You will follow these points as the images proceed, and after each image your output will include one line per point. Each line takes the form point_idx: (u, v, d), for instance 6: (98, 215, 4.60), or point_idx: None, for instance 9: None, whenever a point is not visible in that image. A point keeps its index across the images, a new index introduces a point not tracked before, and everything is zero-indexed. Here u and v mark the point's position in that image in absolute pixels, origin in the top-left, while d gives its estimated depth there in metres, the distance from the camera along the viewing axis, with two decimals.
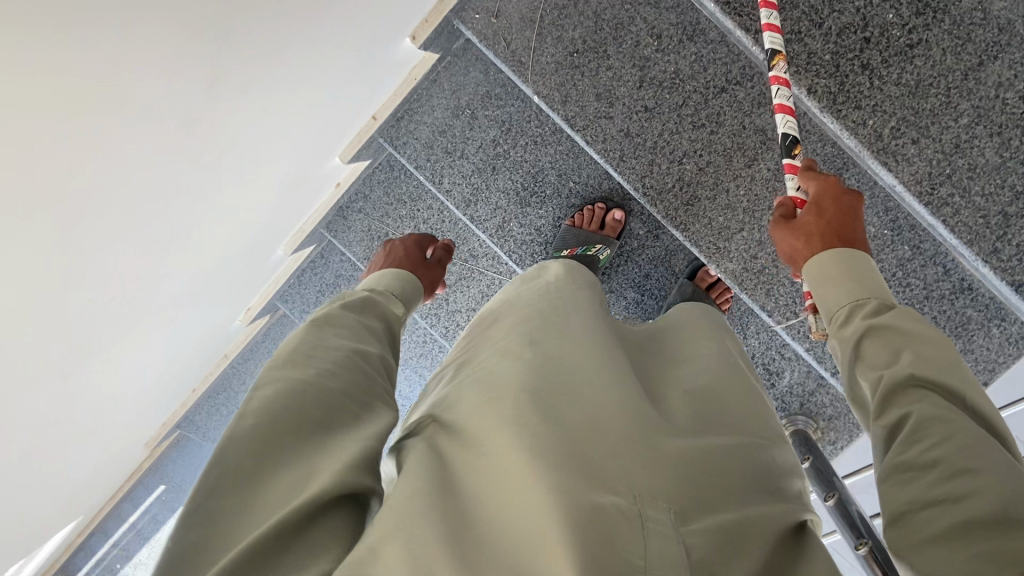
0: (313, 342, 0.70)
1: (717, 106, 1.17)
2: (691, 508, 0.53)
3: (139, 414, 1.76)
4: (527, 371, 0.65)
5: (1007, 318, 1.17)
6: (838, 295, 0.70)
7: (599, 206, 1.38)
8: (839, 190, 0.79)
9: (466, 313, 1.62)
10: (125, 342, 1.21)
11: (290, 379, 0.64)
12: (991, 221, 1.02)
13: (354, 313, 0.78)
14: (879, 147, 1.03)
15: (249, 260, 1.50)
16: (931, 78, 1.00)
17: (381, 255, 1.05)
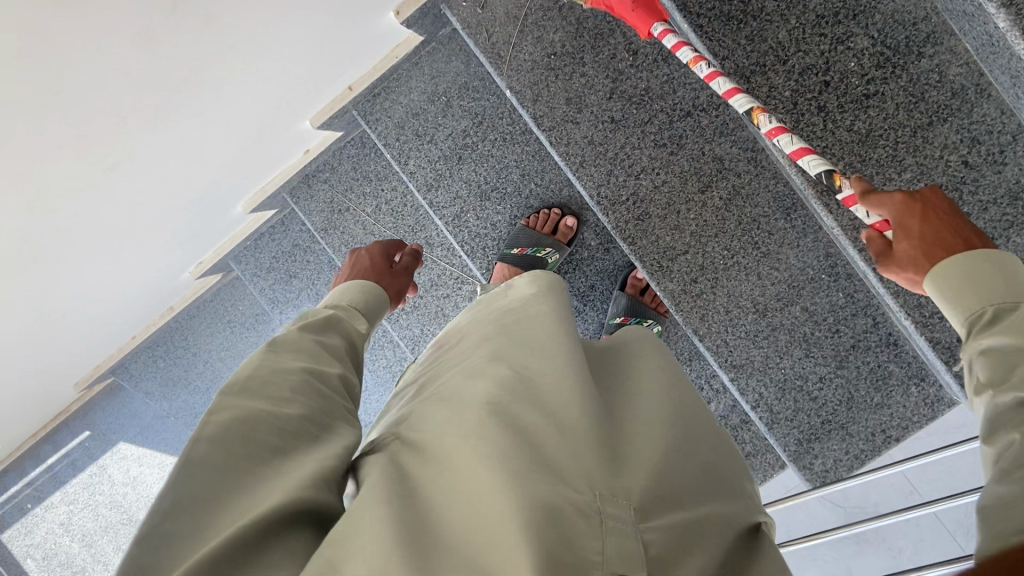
0: (269, 368, 0.66)
1: (681, 128, 1.21)
2: (649, 505, 0.53)
3: (72, 349, 1.75)
4: (483, 377, 0.64)
5: (926, 379, 1.20)
6: (967, 301, 0.67)
7: (555, 210, 1.40)
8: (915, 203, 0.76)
9: (411, 300, 1.61)
10: (67, 261, 1.22)
11: (243, 406, 0.60)
12: None
13: (311, 336, 0.74)
14: (824, 188, 1.07)
15: (207, 210, 1.51)
16: (882, 129, 1.04)
17: (347, 266, 1.02)
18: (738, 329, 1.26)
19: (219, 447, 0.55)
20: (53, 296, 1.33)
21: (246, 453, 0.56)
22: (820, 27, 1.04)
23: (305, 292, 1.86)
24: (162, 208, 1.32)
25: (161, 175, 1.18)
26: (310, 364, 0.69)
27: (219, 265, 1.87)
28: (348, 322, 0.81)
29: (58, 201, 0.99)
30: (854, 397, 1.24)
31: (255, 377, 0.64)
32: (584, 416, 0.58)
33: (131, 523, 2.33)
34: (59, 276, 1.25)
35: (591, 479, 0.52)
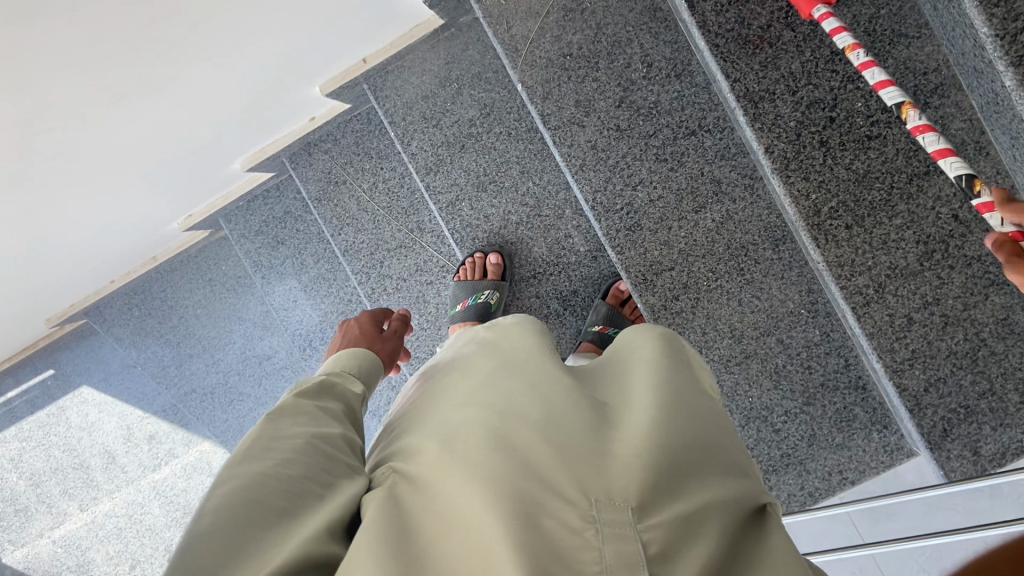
0: (269, 434, 0.64)
1: (683, 146, 1.23)
2: (649, 496, 0.53)
3: (47, 281, 1.74)
4: (472, 405, 0.65)
5: (889, 427, 1.21)
6: None
7: (479, 255, 1.43)
8: None
9: (394, 280, 1.60)
10: (56, 186, 1.22)
11: (244, 472, 0.59)
12: (895, 321, 1.07)
13: (311, 397, 0.72)
14: (814, 222, 1.07)
15: (204, 161, 1.51)
16: (879, 172, 1.05)
17: (336, 337, 0.97)
18: (712, 352, 1.27)
19: (223, 513, 0.55)
20: (37, 221, 1.33)
21: (246, 526, 0.54)
22: (832, 64, 1.05)
23: (289, 260, 1.85)
24: (160, 151, 1.32)
25: (164, 116, 1.18)
26: (313, 427, 0.66)
27: (208, 220, 1.87)
28: (345, 384, 0.78)
29: (55, 122, 1.00)
30: (816, 435, 1.25)
31: (258, 442, 0.63)
32: (569, 431, 0.58)
33: (80, 468, 2.31)
34: (45, 199, 1.25)
35: (581, 487, 0.53)
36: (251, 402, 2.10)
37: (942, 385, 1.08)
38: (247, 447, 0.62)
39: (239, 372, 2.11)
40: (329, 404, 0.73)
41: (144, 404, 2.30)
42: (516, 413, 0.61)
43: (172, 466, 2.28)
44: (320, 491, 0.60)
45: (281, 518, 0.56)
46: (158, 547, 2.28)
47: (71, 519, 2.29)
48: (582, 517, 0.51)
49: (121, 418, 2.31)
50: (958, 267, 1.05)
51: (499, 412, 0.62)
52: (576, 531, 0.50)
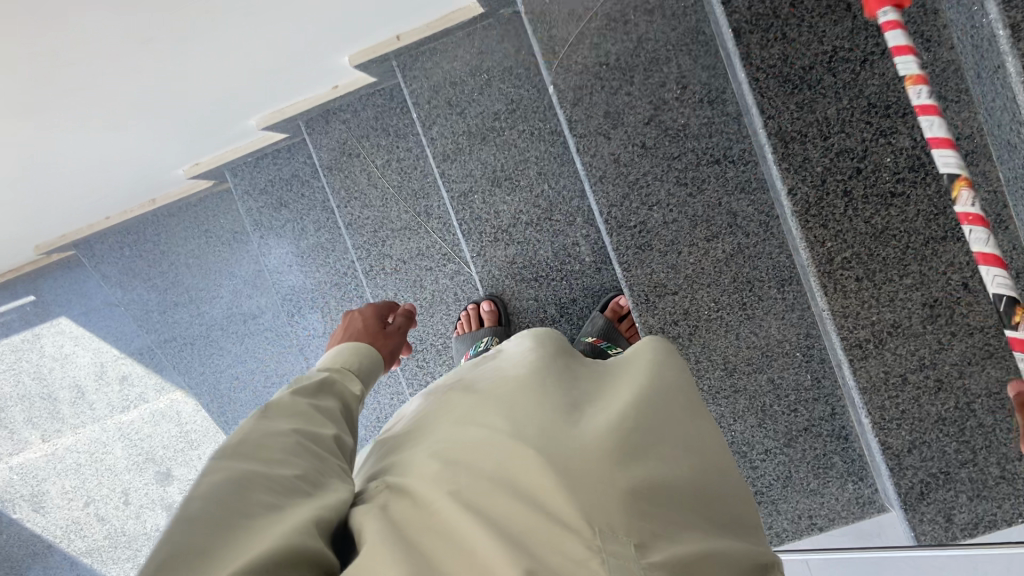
0: (260, 432, 0.64)
1: (705, 174, 1.22)
2: (649, 538, 0.52)
3: (43, 208, 1.72)
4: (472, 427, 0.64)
5: (864, 480, 1.23)
6: None
7: (473, 307, 1.47)
8: None
9: (394, 261, 1.60)
10: (67, 118, 1.20)
11: (233, 467, 0.59)
12: (889, 379, 1.08)
13: (304, 398, 0.72)
14: (825, 269, 1.07)
15: (220, 113, 1.48)
16: (897, 229, 1.05)
17: (340, 329, 0.98)
18: (701, 381, 1.27)
19: (214, 500, 0.54)
20: (37, 149, 1.30)
21: (235, 515, 0.53)
22: (868, 115, 1.04)
23: (290, 224, 1.84)
24: (177, 97, 1.30)
25: (187, 64, 1.17)
26: (303, 426, 0.67)
27: (215, 172, 1.85)
28: (342, 384, 0.80)
29: (79, 54, 0.98)
30: (792, 477, 1.26)
31: (249, 439, 0.63)
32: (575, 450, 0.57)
33: (48, 398, 2.30)
34: (56, 129, 1.23)
35: (589, 511, 0.52)
36: (230, 359, 2.11)
37: (925, 449, 1.08)
38: (241, 441, 0.62)
39: (222, 328, 2.11)
40: (322, 408, 0.72)
41: (121, 343, 2.26)
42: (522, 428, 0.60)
43: (140, 410, 2.25)
44: (310, 494, 0.59)
45: (269, 509, 0.55)
46: (115, 488, 2.29)
47: (30, 448, 2.31)
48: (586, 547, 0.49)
49: (97, 354, 2.28)
50: (959, 335, 1.05)
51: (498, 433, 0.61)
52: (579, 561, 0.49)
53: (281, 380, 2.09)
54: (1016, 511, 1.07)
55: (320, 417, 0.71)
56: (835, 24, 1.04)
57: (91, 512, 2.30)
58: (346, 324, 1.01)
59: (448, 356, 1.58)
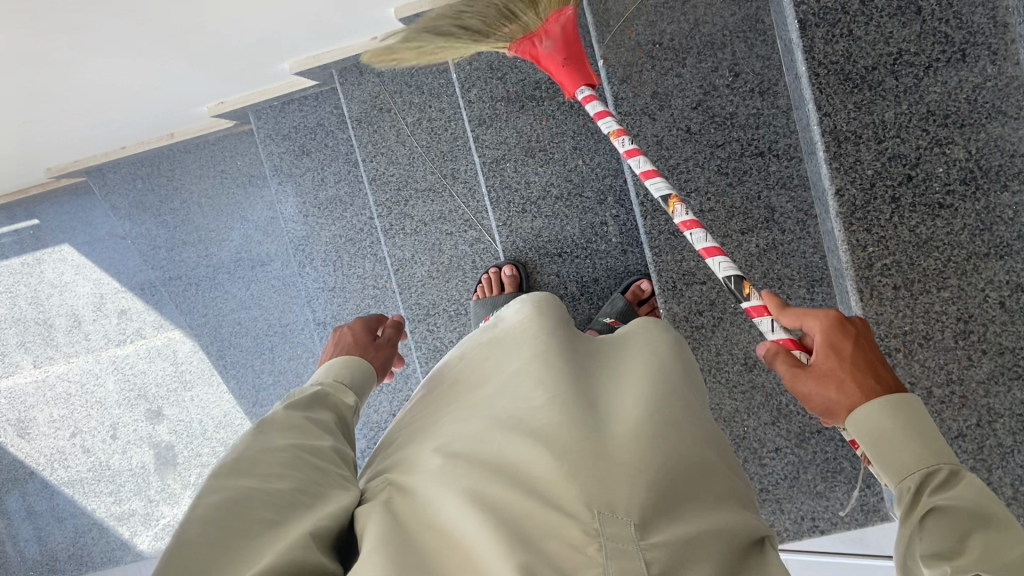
0: (256, 448, 0.65)
1: (748, 165, 1.20)
2: (650, 511, 0.52)
3: (62, 129, 1.68)
4: (480, 415, 0.65)
5: (871, 488, 1.21)
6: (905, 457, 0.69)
7: (494, 273, 1.45)
8: (846, 327, 0.79)
9: (415, 223, 1.58)
10: (109, 38, 1.16)
11: (233, 482, 0.60)
12: (915, 390, 1.07)
13: (300, 411, 0.73)
14: (864, 274, 1.06)
15: (257, 52, 1.45)
16: (940, 241, 1.04)
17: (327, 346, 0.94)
18: (720, 373, 1.26)
19: (213, 521, 0.56)
20: (70, 70, 1.27)
21: (237, 535, 0.56)
22: (925, 122, 1.03)
23: (310, 173, 1.80)
24: (220, 28, 1.26)
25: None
26: (300, 439, 0.68)
27: (239, 112, 1.81)
28: (338, 396, 0.80)
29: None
30: (799, 477, 1.25)
31: (249, 455, 0.64)
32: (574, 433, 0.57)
33: (43, 325, 2.26)
34: (97, 48, 1.20)
35: (586, 498, 0.52)
36: (235, 304, 2.10)
37: None
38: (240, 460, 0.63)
39: (229, 272, 2.09)
40: (315, 419, 0.73)
41: (121, 276, 2.22)
42: (522, 420, 0.61)
43: (136, 346, 2.22)
44: (309, 506, 0.60)
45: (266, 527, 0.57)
46: (104, 422, 2.27)
47: (21, 372, 2.28)
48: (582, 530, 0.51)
49: (97, 286, 2.23)
50: (990, 353, 1.04)
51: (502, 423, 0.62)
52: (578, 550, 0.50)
53: (284, 328, 2.08)
54: None
55: (318, 428, 0.71)
56: (904, 26, 1.02)
57: (76, 443, 2.28)
58: (333, 338, 0.97)
59: (460, 322, 1.55)
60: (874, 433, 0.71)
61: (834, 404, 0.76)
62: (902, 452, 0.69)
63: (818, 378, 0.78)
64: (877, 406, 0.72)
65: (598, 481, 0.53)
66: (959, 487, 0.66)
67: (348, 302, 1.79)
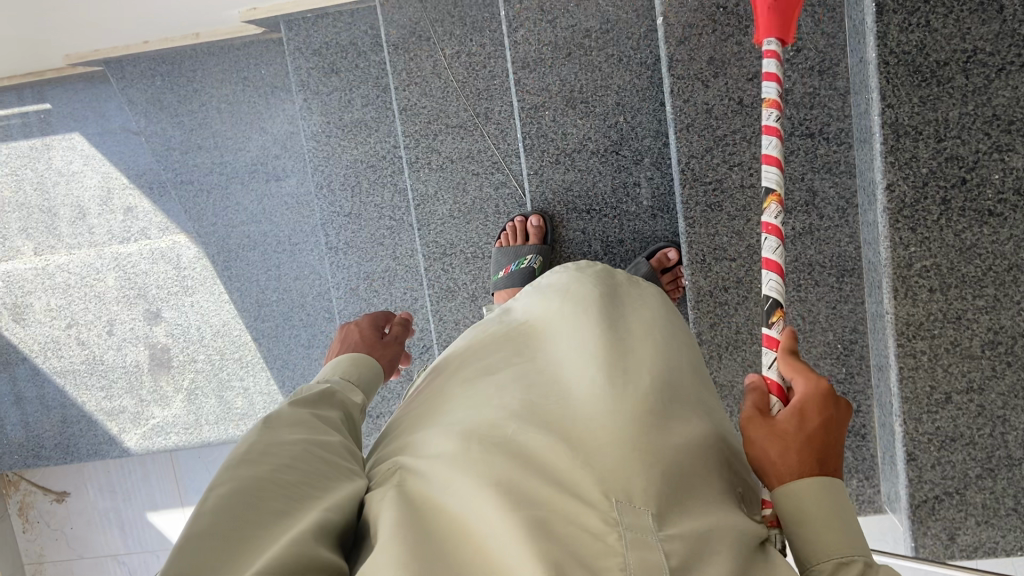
0: (264, 439, 0.61)
1: (795, 145, 1.18)
2: (667, 507, 0.54)
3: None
4: (494, 388, 0.65)
5: (869, 479, 1.25)
6: (826, 539, 0.59)
7: (519, 220, 1.45)
8: (828, 397, 0.66)
9: (442, 158, 1.54)
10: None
11: (242, 471, 0.57)
12: (934, 394, 1.07)
13: (304, 407, 0.69)
14: (901, 273, 1.05)
15: None
16: (984, 249, 1.02)
17: (336, 344, 0.94)
18: (736, 352, 1.25)
19: (222, 515, 0.53)
20: None
21: (248, 527, 0.53)
22: (988, 126, 1.00)
23: (336, 93, 1.74)
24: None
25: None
26: (309, 434, 0.64)
27: (273, 21, 1.81)
28: (344, 395, 0.77)
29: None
30: None
31: (254, 443, 0.61)
32: (592, 424, 0.58)
33: (46, 213, 2.22)
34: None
35: (603, 489, 0.54)
36: (244, 216, 2.07)
37: (949, 467, 1.08)
38: (244, 448, 0.60)
39: (242, 182, 2.05)
40: (325, 417, 0.70)
41: (129, 171, 2.15)
42: (540, 405, 0.61)
43: (140, 246, 2.19)
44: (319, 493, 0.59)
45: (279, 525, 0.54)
46: (100, 317, 2.25)
47: (19, 257, 2.25)
48: (604, 521, 0.52)
49: (104, 179, 2.17)
50: (1014, 366, 1.04)
51: (517, 404, 0.62)
52: (596, 537, 0.51)
53: (292, 247, 2.07)
54: (1018, 544, 1.08)
55: (323, 422, 0.68)
56: (983, 23, 0.98)
57: (72, 334, 2.27)
58: (340, 335, 0.96)
59: (477, 265, 1.56)
60: (803, 514, 0.61)
61: (763, 469, 0.64)
62: (829, 543, 0.59)
63: (766, 432, 0.65)
64: (821, 491, 0.61)
65: (616, 476, 0.55)
66: None
67: (363, 230, 1.76)
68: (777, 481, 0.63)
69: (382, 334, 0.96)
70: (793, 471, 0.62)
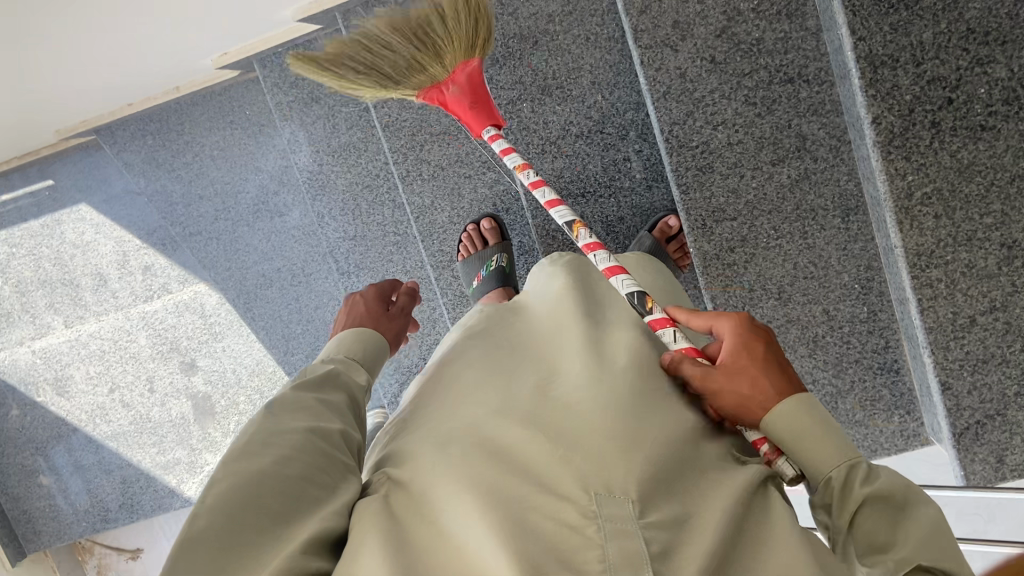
0: (266, 432, 0.69)
1: (777, 93, 1.16)
2: (649, 495, 0.58)
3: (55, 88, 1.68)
4: (480, 395, 0.70)
5: (910, 413, 1.23)
6: (829, 453, 0.67)
7: (473, 226, 1.51)
8: (750, 327, 0.75)
9: (432, 167, 1.54)
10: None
11: (244, 466, 0.65)
12: (957, 320, 1.04)
13: (309, 394, 0.76)
14: (903, 205, 1.03)
15: None
16: (983, 166, 1.00)
17: (342, 310, 1.00)
18: (754, 310, 1.25)
19: (222, 509, 0.61)
20: None
21: (245, 520, 0.61)
22: (965, 41, 0.97)
23: (321, 120, 1.76)
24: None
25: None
26: (311, 422, 0.71)
27: (246, 61, 1.81)
28: (347, 376, 0.83)
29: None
30: (837, 407, 1.26)
31: (255, 440, 0.68)
32: (571, 423, 0.64)
33: (69, 284, 2.25)
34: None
35: (583, 482, 0.58)
36: (256, 256, 2.10)
37: (985, 390, 1.06)
38: (245, 451, 0.67)
39: (249, 224, 2.08)
40: (329, 406, 0.76)
41: (140, 231, 2.20)
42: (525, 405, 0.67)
43: (164, 301, 2.21)
44: (317, 488, 0.66)
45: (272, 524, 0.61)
46: (140, 376, 2.28)
47: (53, 332, 2.29)
48: (582, 514, 0.56)
49: (118, 244, 2.21)
50: None
51: (498, 407, 0.67)
52: (576, 531, 0.56)
53: (306, 278, 2.08)
54: None
55: (329, 413, 0.75)
56: None
57: (116, 398, 2.30)
58: (347, 305, 1.02)
59: None
60: (801, 433, 0.68)
61: (744, 405, 0.71)
62: (827, 454, 0.67)
63: (729, 375, 0.72)
64: (802, 409, 0.69)
65: (596, 469, 0.59)
66: (881, 480, 0.65)
67: (370, 251, 1.76)
68: (765, 411, 0.70)
69: (388, 304, 1.03)
70: (770, 398, 0.70)
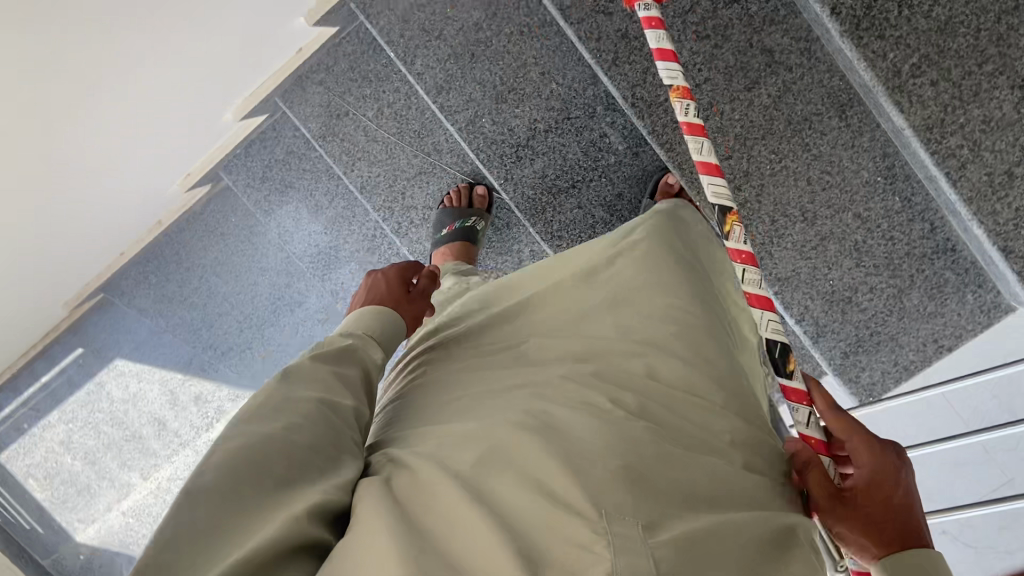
0: (279, 397, 0.63)
1: (726, 17, 1.10)
2: (661, 521, 0.55)
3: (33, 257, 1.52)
4: (507, 408, 0.67)
5: (984, 286, 1.14)
6: None
7: (464, 185, 1.45)
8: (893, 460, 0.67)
9: (422, 211, 1.52)
10: (74, 109, 1.09)
11: (253, 431, 0.59)
12: (995, 179, 0.96)
13: (330, 362, 0.69)
14: (894, 84, 0.95)
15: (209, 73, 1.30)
16: (962, 15, 0.92)
17: (359, 290, 0.85)
18: (784, 241, 1.19)
19: (223, 476, 0.55)
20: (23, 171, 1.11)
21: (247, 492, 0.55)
22: None
23: (304, 201, 1.74)
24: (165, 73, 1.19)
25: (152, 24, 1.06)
26: (326, 391, 0.65)
27: (209, 174, 1.75)
28: (369, 339, 0.75)
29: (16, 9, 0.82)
30: (905, 307, 1.17)
31: (270, 405, 0.62)
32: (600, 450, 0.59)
33: (135, 439, 2.11)
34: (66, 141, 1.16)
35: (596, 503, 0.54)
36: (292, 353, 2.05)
37: None
38: (256, 415, 0.61)
39: (274, 322, 2.07)
40: (349, 376, 0.69)
41: (182, 365, 2.13)
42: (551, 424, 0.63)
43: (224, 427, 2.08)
44: (321, 470, 0.59)
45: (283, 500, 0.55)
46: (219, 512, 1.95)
47: (136, 489, 2.07)
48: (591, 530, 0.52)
49: (164, 384, 2.13)
50: None
51: (519, 421, 0.63)
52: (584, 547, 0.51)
53: None
54: None
55: (343, 384, 0.68)
56: None
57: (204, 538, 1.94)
58: (365, 284, 0.86)
59: None
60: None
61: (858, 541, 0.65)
62: None
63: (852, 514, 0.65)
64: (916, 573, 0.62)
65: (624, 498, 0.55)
66: None
67: None
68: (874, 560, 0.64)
69: (410, 285, 0.86)
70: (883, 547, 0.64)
